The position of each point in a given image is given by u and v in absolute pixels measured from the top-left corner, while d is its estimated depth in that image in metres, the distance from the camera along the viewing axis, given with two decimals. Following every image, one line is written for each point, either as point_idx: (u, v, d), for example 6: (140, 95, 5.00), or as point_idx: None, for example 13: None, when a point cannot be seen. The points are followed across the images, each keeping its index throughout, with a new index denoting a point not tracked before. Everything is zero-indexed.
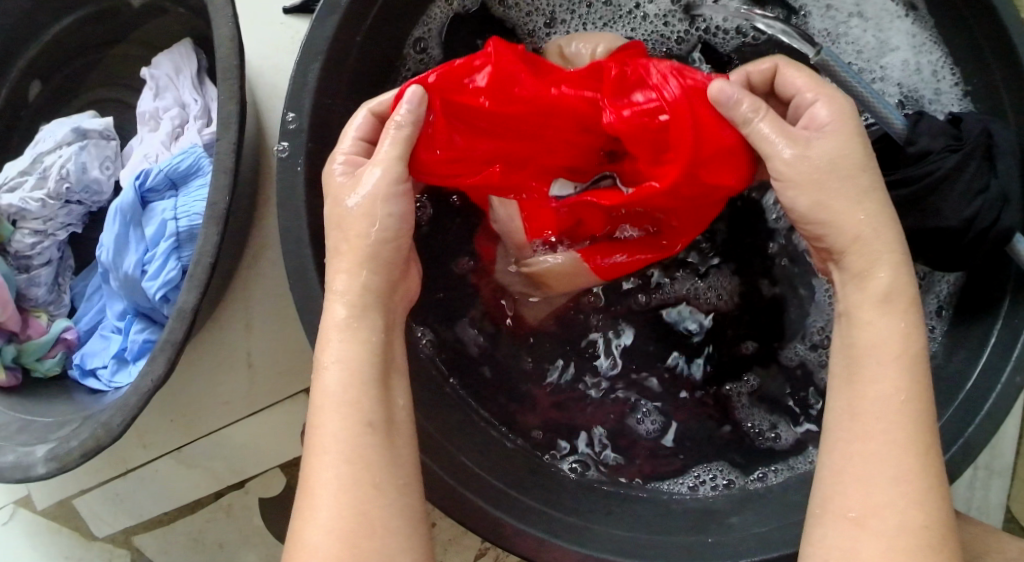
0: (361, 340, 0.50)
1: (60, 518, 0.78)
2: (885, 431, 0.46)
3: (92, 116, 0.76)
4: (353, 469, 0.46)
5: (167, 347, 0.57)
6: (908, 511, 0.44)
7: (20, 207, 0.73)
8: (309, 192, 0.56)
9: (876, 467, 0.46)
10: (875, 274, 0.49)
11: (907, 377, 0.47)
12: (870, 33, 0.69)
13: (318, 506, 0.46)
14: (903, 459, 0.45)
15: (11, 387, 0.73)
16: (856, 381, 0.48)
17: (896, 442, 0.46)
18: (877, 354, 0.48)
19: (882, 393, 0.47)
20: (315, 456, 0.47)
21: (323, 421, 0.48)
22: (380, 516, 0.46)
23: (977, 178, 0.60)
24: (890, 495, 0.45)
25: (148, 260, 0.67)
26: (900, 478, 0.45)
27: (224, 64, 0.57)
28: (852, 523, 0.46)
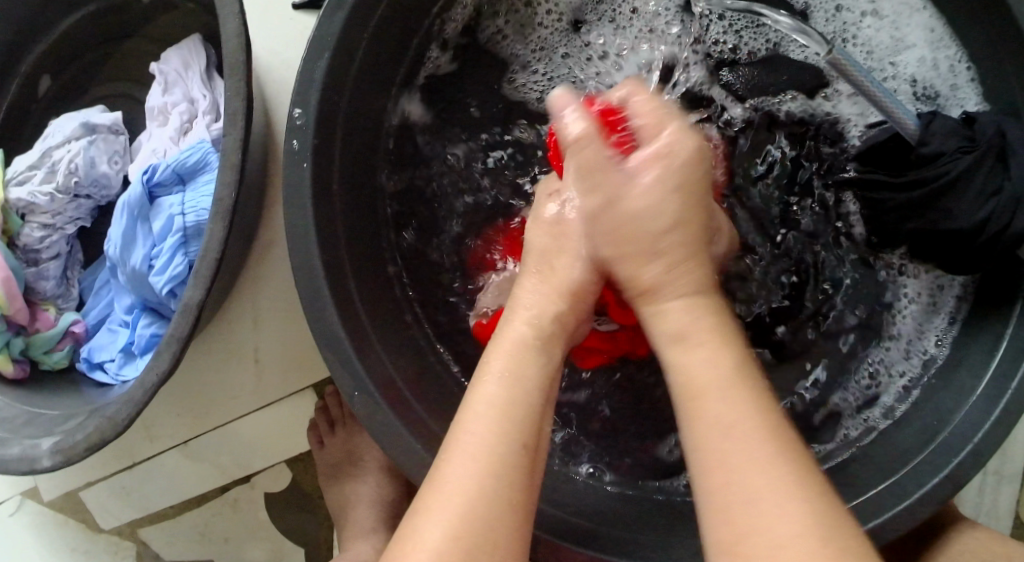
0: (531, 377, 0.50)
1: (67, 510, 0.78)
2: (727, 448, 0.44)
3: (102, 110, 0.76)
4: (492, 481, 0.46)
5: (174, 343, 0.57)
6: (798, 507, 0.42)
7: (29, 200, 0.73)
8: (316, 188, 0.56)
9: (739, 460, 0.44)
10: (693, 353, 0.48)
11: (737, 386, 0.46)
12: (885, 31, 0.68)
13: (432, 513, 0.45)
14: (762, 460, 0.43)
15: (19, 380, 0.74)
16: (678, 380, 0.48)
17: (744, 442, 0.44)
18: (702, 381, 0.47)
19: (719, 412, 0.45)
20: (452, 458, 0.47)
21: (469, 430, 0.48)
22: (483, 533, 0.44)
23: (990, 180, 0.59)
24: (769, 488, 0.42)
25: (156, 255, 0.67)
26: (777, 493, 0.42)
27: (232, 60, 0.57)
28: (733, 528, 0.42)
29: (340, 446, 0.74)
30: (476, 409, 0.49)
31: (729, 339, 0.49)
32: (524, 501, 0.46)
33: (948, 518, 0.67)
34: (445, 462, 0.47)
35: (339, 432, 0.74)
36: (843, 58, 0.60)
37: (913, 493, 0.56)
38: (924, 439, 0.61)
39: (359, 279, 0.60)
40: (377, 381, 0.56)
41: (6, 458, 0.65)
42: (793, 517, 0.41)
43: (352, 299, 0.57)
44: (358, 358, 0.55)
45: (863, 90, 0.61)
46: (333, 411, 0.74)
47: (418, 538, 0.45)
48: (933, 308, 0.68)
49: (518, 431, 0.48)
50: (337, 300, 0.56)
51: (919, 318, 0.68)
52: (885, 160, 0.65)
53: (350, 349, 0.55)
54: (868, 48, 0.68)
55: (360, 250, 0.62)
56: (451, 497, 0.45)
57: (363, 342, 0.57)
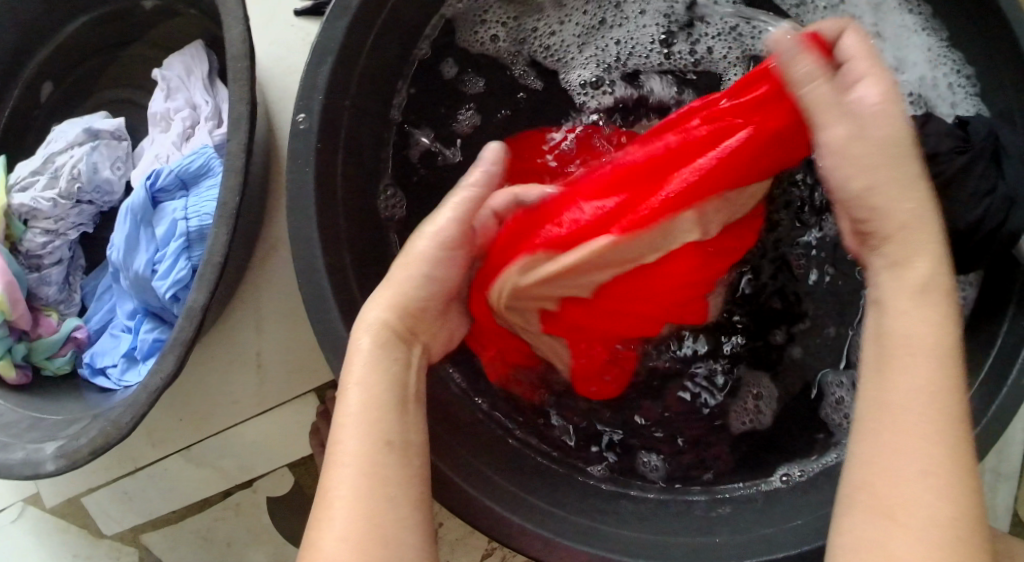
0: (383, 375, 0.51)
1: (69, 515, 0.78)
2: (908, 430, 0.44)
3: (104, 117, 0.76)
4: (370, 494, 0.46)
5: (177, 346, 0.58)
6: (935, 498, 0.42)
7: (32, 206, 0.74)
8: (320, 192, 0.57)
9: (908, 436, 0.44)
10: (913, 264, 0.47)
11: (931, 382, 0.44)
12: (889, 52, 0.67)
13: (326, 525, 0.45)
14: (919, 442, 0.43)
15: (21, 385, 0.74)
16: (891, 328, 0.47)
17: (933, 382, 0.44)
18: (898, 340, 0.46)
19: (918, 382, 0.45)
20: (333, 473, 0.47)
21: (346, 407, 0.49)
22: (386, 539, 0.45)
23: (984, 180, 0.60)
24: (908, 459, 0.43)
25: (159, 259, 0.67)
26: (936, 471, 0.43)
27: (235, 65, 0.57)
28: (874, 477, 0.44)
29: None
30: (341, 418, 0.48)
31: (935, 353, 0.45)
32: (405, 491, 0.47)
33: None
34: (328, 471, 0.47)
35: None
36: None
37: None
38: None
39: (363, 281, 0.60)
40: None
41: (9, 462, 0.65)
42: (920, 456, 0.43)
43: (356, 301, 0.58)
44: None
45: None
46: None
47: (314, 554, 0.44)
48: None
49: (384, 425, 0.48)
50: (341, 304, 0.56)
51: None
52: None
53: None
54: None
55: (363, 252, 0.62)
56: (348, 473, 0.46)
57: None
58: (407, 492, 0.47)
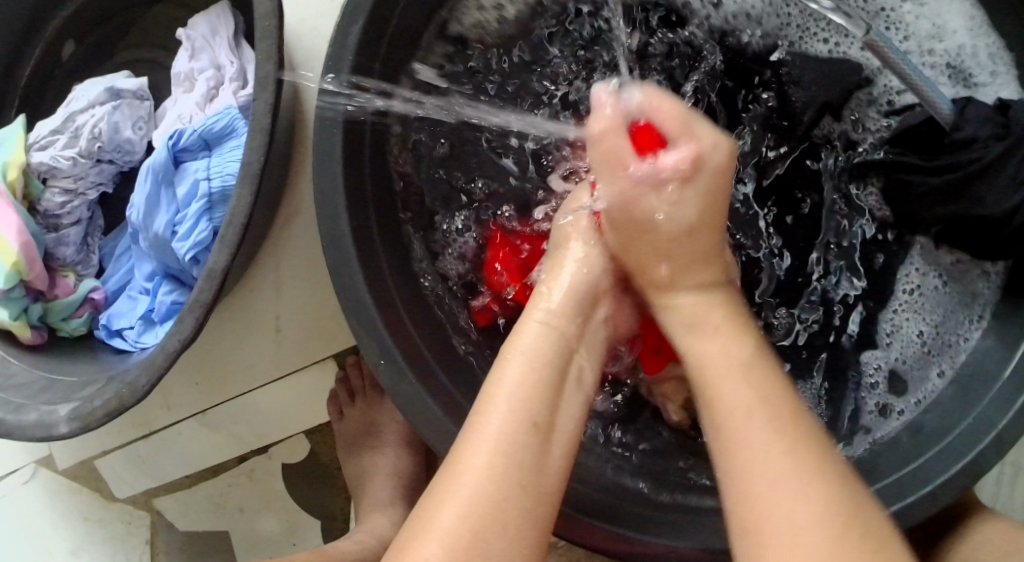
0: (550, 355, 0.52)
1: (81, 478, 0.78)
2: (744, 442, 0.46)
3: (126, 77, 0.75)
4: (496, 489, 0.45)
5: (196, 309, 0.57)
6: (815, 512, 0.43)
7: (51, 165, 0.73)
8: (346, 156, 0.56)
9: (753, 464, 0.45)
10: (706, 340, 0.52)
11: (764, 411, 0.48)
12: (925, 20, 0.66)
13: (447, 501, 0.44)
14: (779, 463, 0.45)
15: (36, 346, 0.74)
16: (698, 361, 0.52)
17: (757, 402, 0.48)
18: (719, 370, 0.51)
19: (740, 397, 0.48)
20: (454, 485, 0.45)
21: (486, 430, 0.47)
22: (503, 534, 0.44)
23: (1023, 169, 0.58)
24: (774, 465, 0.45)
25: (179, 221, 0.66)
26: (778, 476, 0.44)
27: (263, 25, 0.56)
28: (751, 513, 0.44)
29: (359, 417, 0.73)
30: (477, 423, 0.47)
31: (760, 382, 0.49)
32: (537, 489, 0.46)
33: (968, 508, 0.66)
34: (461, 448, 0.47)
35: (360, 403, 0.73)
36: (880, 40, 0.59)
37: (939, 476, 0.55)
38: (950, 421, 0.60)
39: (387, 249, 0.60)
40: (403, 351, 0.56)
41: (23, 422, 0.64)
42: (792, 476, 0.44)
43: (379, 268, 0.57)
44: (386, 328, 0.55)
45: (900, 72, 0.59)
46: (354, 382, 0.73)
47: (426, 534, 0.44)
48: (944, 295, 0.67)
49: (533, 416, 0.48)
50: (365, 269, 0.55)
51: (936, 307, 0.67)
52: (914, 145, 0.65)
53: (378, 319, 0.55)
54: (908, 35, 0.67)
55: (387, 219, 0.61)
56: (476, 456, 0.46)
57: (391, 313, 0.56)
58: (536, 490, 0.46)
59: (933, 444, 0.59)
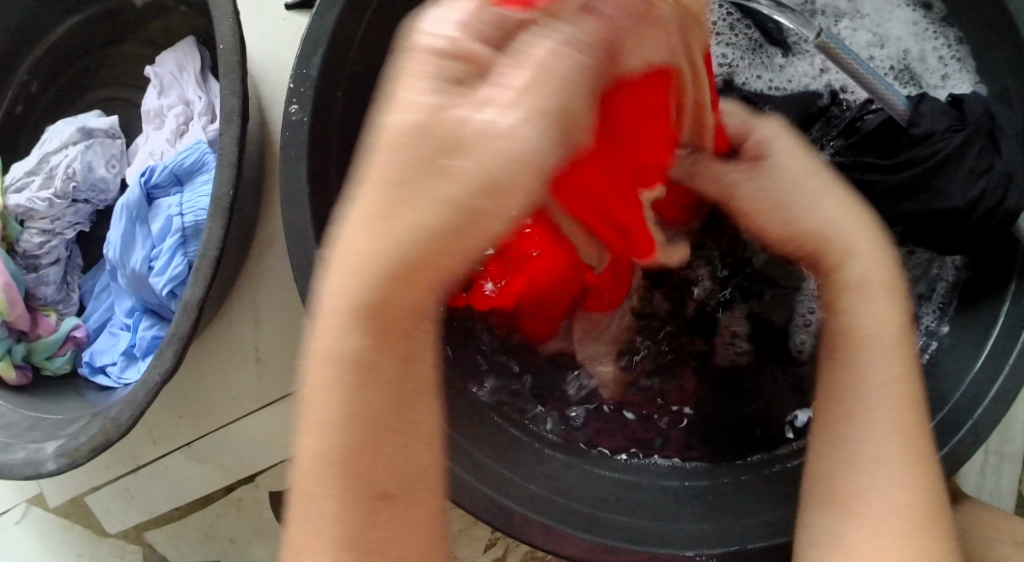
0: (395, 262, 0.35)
1: (73, 515, 0.78)
2: (873, 412, 0.47)
3: (98, 115, 0.76)
4: (353, 446, 0.38)
5: (175, 341, 0.58)
6: (894, 515, 0.45)
7: (28, 207, 0.74)
8: (313, 184, 0.56)
9: (864, 452, 0.47)
10: (865, 305, 0.49)
11: (898, 406, 0.47)
12: (866, 30, 0.69)
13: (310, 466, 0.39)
14: (887, 459, 0.46)
15: (22, 386, 0.74)
16: (850, 327, 0.49)
17: (895, 381, 0.48)
18: (872, 340, 0.48)
19: (879, 369, 0.48)
20: (311, 426, 0.38)
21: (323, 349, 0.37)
22: (376, 512, 0.40)
23: (981, 159, 0.59)
24: (887, 448, 0.46)
25: (155, 256, 0.67)
26: (885, 455, 0.46)
27: (226, 60, 0.57)
28: (834, 487, 0.47)
29: None
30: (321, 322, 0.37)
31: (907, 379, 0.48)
32: (383, 440, 0.39)
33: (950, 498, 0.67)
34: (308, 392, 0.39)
35: None
36: (833, 42, 0.61)
37: None
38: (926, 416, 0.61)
39: None
40: None
41: (10, 462, 0.65)
42: (889, 479, 0.46)
43: None
44: None
45: (854, 73, 0.62)
46: None
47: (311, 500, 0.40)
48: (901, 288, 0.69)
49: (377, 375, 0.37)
50: None
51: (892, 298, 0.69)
52: (870, 145, 0.66)
53: None
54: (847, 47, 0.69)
55: None
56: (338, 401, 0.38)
57: None
58: (383, 440, 0.39)
59: None
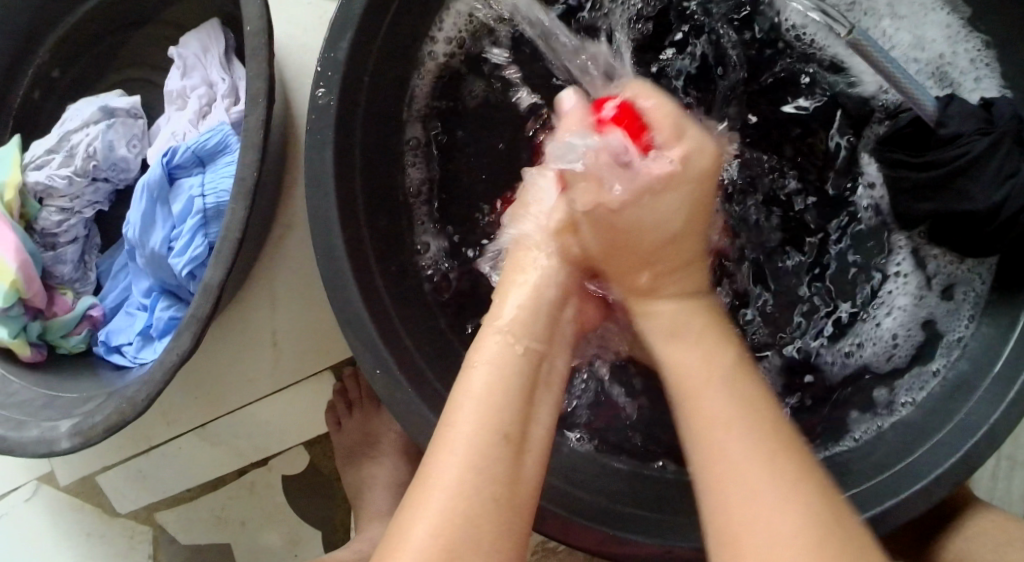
0: (516, 372, 0.50)
1: (83, 494, 0.78)
2: (722, 448, 0.47)
3: (119, 95, 0.76)
4: (472, 484, 0.44)
5: (194, 323, 0.58)
6: (808, 532, 0.42)
7: (47, 184, 0.74)
8: (337, 168, 0.56)
9: (729, 466, 0.46)
10: (683, 331, 0.53)
11: (751, 426, 0.47)
12: (905, 31, 0.67)
13: (419, 512, 0.44)
14: (790, 491, 0.44)
15: (37, 364, 0.74)
16: (670, 372, 0.53)
17: (743, 430, 0.47)
18: (699, 378, 0.50)
19: (713, 406, 0.49)
20: (440, 456, 0.45)
21: (455, 424, 0.47)
22: (464, 542, 0.43)
23: (1008, 163, 0.59)
24: (748, 460, 0.46)
25: (175, 237, 0.67)
26: (762, 496, 0.44)
27: (254, 42, 0.57)
28: (728, 516, 0.45)
29: (358, 429, 0.73)
30: (445, 440, 0.46)
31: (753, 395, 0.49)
32: (508, 500, 0.45)
33: (962, 501, 0.67)
34: (431, 459, 0.46)
35: (357, 414, 0.73)
36: (864, 40, 0.60)
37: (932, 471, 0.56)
38: (942, 418, 0.60)
39: (380, 260, 0.60)
40: (399, 361, 0.56)
41: (25, 439, 0.65)
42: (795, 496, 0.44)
43: (373, 279, 0.58)
44: (382, 340, 0.56)
45: (883, 72, 0.60)
46: (351, 394, 0.73)
47: (404, 536, 0.43)
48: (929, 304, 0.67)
49: (506, 423, 0.47)
50: (359, 281, 0.56)
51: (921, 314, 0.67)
52: (903, 141, 0.64)
53: (374, 332, 0.56)
54: (891, 45, 0.67)
55: (379, 230, 0.62)
56: (456, 442, 0.46)
57: (386, 323, 0.57)
58: (508, 503, 0.45)
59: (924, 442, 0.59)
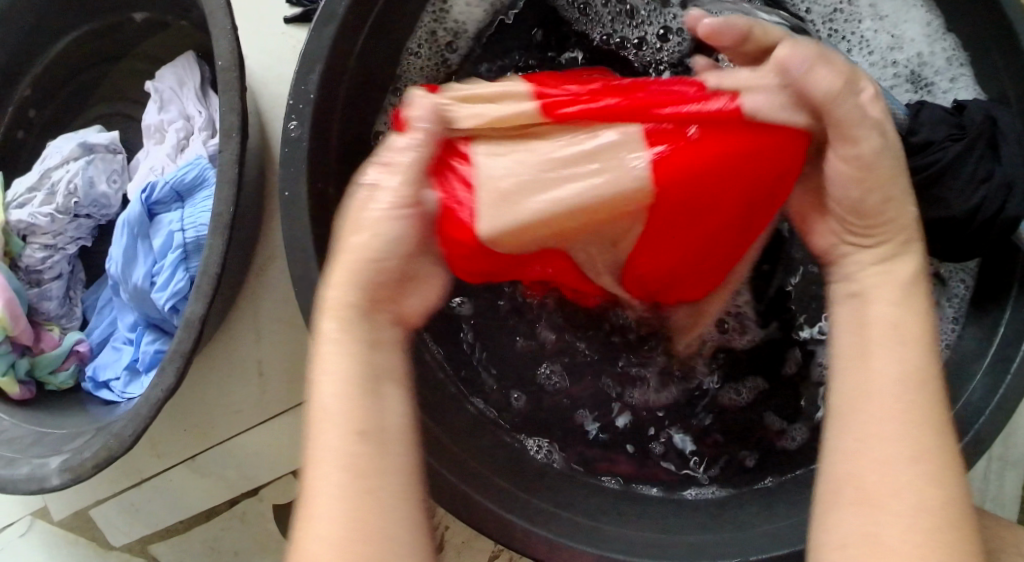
0: (363, 359, 0.45)
1: (77, 529, 0.78)
2: (878, 441, 0.44)
3: (98, 130, 0.76)
4: (358, 484, 0.42)
5: (177, 357, 0.58)
6: (920, 529, 0.41)
7: (29, 222, 0.74)
8: (313, 199, 0.57)
9: (883, 454, 0.44)
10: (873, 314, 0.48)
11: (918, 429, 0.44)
12: (882, 31, 0.68)
13: (315, 517, 0.42)
14: (913, 483, 0.43)
15: (26, 401, 0.75)
16: (846, 385, 0.47)
17: (897, 407, 0.45)
18: (878, 346, 0.47)
19: (887, 384, 0.45)
20: (318, 463, 0.43)
21: (320, 400, 0.44)
22: (376, 532, 0.41)
23: (982, 167, 0.59)
24: (903, 475, 0.43)
25: (157, 272, 0.67)
26: (916, 501, 0.42)
27: (226, 76, 0.57)
28: (863, 500, 0.43)
29: None
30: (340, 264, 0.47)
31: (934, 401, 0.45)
32: (393, 486, 0.43)
33: None
34: (313, 465, 0.43)
35: None
36: None
37: None
38: None
39: None
40: None
41: (15, 477, 0.65)
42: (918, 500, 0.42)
43: None
44: None
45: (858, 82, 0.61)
46: None
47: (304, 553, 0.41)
48: (917, 296, 0.67)
49: (369, 411, 0.44)
50: None
51: None
52: None
53: None
54: (870, 49, 0.68)
55: None
56: (332, 421, 0.43)
57: None
58: (395, 488, 0.43)
59: None
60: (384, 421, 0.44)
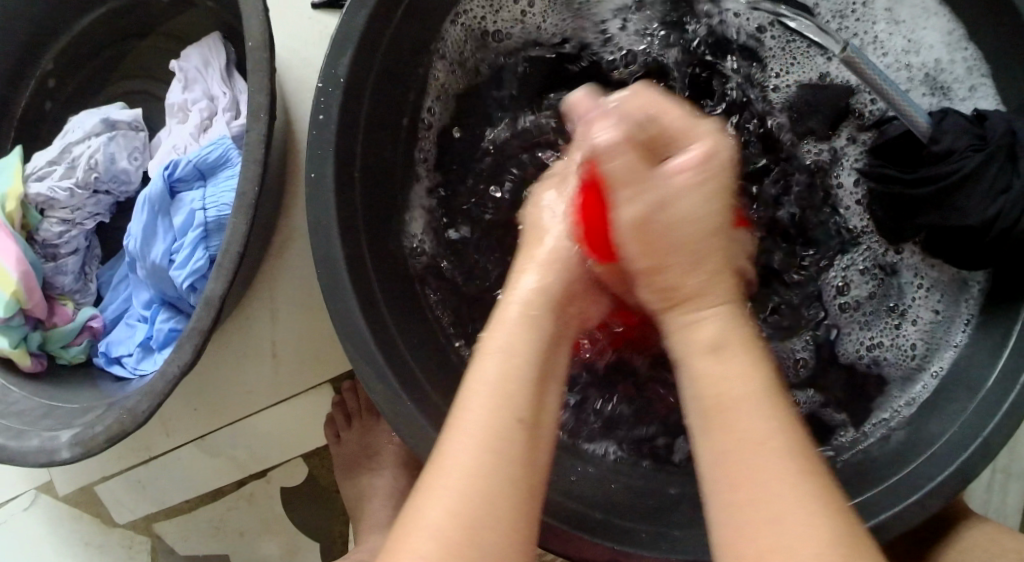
0: (524, 345, 0.49)
1: (82, 503, 0.78)
2: (743, 418, 0.45)
3: (120, 107, 0.76)
4: (489, 466, 0.45)
5: (195, 335, 0.58)
6: (801, 500, 0.42)
7: (48, 195, 0.74)
8: (339, 182, 0.57)
9: (749, 433, 0.44)
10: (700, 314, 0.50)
11: (768, 403, 0.45)
12: (900, 35, 0.68)
13: (433, 496, 0.44)
14: (788, 461, 0.43)
15: (37, 373, 0.75)
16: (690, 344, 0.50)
17: (755, 389, 0.46)
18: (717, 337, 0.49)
19: (739, 369, 0.47)
20: (454, 441, 0.46)
21: (465, 416, 0.46)
22: (496, 493, 0.44)
23: (999, 180, 0.59)
24: (769, 451, 0.44)
25: (176, 249, 0.68)
26: (773, 474, 0.43)
27: (256, 57, 0.57)
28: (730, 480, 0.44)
29: (356, 438, 0.75)
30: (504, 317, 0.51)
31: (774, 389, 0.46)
32: (525, 465, 0.46)
33: (957, 513, 0.67)
34: (447, 444, 0.46)
35: (356, 425, 0.75)
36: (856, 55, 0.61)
37: (924, 486, 0.56)
38: (938, 430, 0.61)
39: (380, 274, 0.61)
40: (398, 373, 0.57)
41: (25, 449, 0.65)
42: (772, 472, 0.43)
43: (375, 297, 0.58)
44: (381, 354, 0.56)
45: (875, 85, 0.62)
46: (350, 405, 0.74)
47: (417, 522, 0.44)
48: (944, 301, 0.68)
49: (528, 389, 0.48)
50: (359, 294, 0.57)
51: (938, 306, 0.68)
52: (894, 156, 0.66)
53: (374, 346, 0.56)
54: (886, 50, 0.68)
55: (379, 244, 0.62)
56: (481, 394, 0.47)
57: (385, 336, 0.58)
58: (519, 463, 0.46)
59: (919, 454, 0.59)
60: (538, 414, 0.48)
